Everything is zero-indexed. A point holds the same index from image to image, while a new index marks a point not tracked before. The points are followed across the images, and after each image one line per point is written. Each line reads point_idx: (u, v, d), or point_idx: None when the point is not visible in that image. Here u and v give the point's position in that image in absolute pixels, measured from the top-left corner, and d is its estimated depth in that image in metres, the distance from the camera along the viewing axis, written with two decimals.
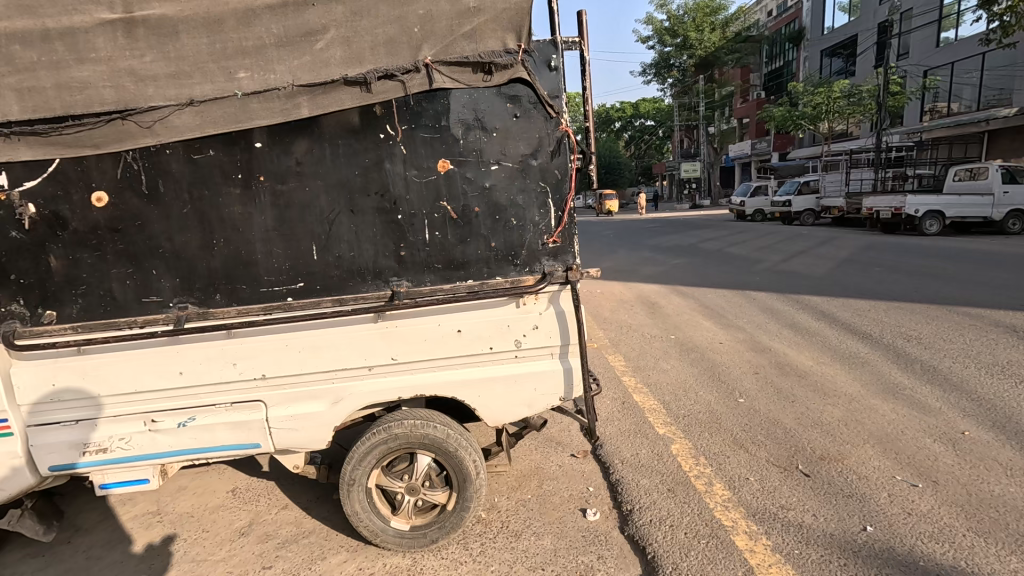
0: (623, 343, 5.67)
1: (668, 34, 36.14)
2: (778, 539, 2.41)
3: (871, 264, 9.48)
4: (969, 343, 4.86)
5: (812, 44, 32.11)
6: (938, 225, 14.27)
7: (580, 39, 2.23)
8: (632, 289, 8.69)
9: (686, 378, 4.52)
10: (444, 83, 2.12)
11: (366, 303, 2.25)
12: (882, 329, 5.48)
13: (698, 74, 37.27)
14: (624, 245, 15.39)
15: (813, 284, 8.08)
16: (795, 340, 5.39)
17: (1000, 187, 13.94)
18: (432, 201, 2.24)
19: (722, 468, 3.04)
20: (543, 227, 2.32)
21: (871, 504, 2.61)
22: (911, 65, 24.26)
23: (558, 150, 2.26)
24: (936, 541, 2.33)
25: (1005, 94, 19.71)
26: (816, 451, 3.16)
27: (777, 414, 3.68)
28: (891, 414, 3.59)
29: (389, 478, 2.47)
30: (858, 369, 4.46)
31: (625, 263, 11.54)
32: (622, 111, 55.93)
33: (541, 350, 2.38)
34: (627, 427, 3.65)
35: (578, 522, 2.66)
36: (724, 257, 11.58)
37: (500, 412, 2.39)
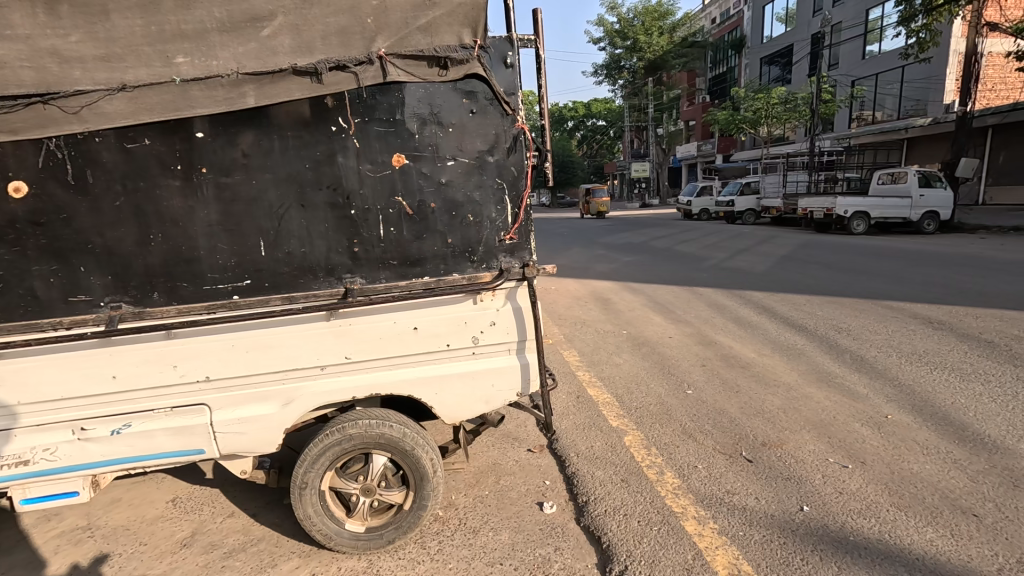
0: (578, 339, 5.79)
1: (619, 36, 37.21)
2: (724, 522, 2.53)
3: (806, 261, 10.07)
4: (892, 334, 5.27)
5: (752, 52, 33.79)
6: (864, 225, 15.37)
7: (535, 37, 2.25)
8: (586, 285, 8.89)
9: (638, 372, 4.67)
10: (398, 77, 2.08)
11: (318, 300, 2.18)
12: (816, 322, 5.86)
13: (647, 76, 38.48)
14: (577, 242, 15.68)
15: (754, 280, 8.52)
16: (738, 333, 5.67)
17: (918, 190, 15.14)
18: (387, 197, 2.20)
19: (672, 457, 3.16)
20: (500, 223, 2.32)
21: (808, 485, 2.79)
22: (841, 75, 25.93)
23: (514, 146, 2.27)
24: (864, 516, 2.52)
25: (921, 104, 21.31)
26: (758, 438, 3.34)
27: (722, 404, 3.87)
28: (824, 401, 3.84)
29: (343, 480, 2.41)
30: (795, 360, 4.75)
31: (580, 260, 11.78)
32: (575, 110, 57.00)
33: (498, 347, 2.39)
34: (582, 421, 3.73)
35: (534, 515, 2.70)
36: (673, 254, 12.01)
37: (457, 409, 2.38)
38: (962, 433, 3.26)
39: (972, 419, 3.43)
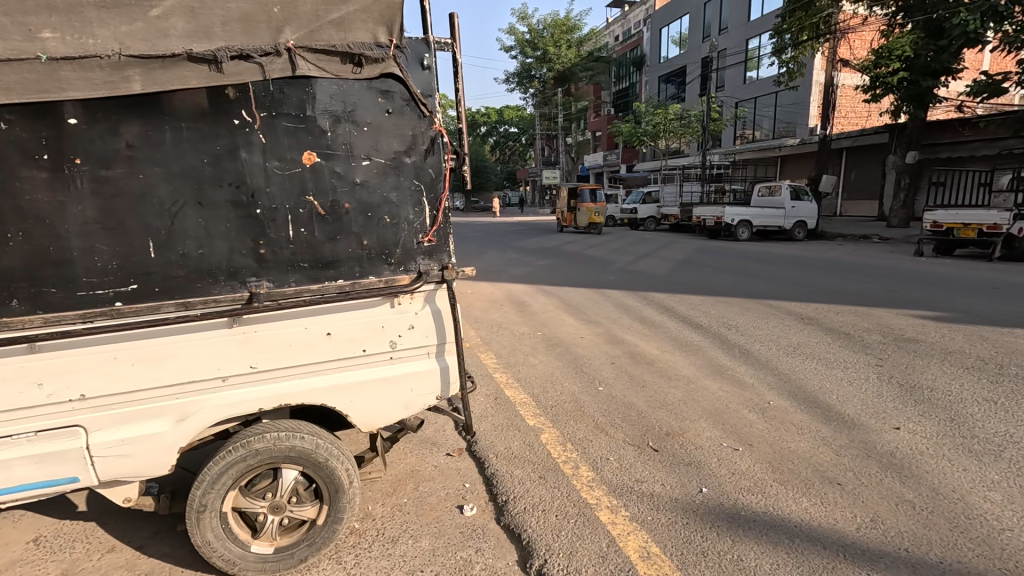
0: (495, 341, 5.87)
1: (529, 47, 38.64)
2: (634, 509, 2.69)
3: (701, 265, 11.00)
4: (772, 329, 5.91)
5: (651, 70, 36.41)
6: (748, 232, 17.09)
7: (451, 41, 2.26)
8: (502, 288, 9.03)
9: (552, 371, 4.83)
10: (308, 71, 1.98)
11: (217, 306, 2.01)
12: (710, 320, 6.42)
13: (556, 87, 40.06)
14: (493, 246, 15.92)
15: (656, 282, 9.15)
16: (643, 331, 6.06)
17: (789, 203, 17.16)
18: (296, 196, 2.09)
19: (587, 452, 3.30)
20: (418, 225, 2.29)
21: (705, 469, 3.05)
22: (726, 96, 28.70)
23: (432, 148, 2.26)
24: (752, 492, 2.80)
25: (791, 126, 24.22)
26: (663, 428, 3.59)
27: (631, 399, 4.12)
28: (719, 391, 4.22)
29: (248, 499, 2.24)
30: (693, 355, 5.16)
31: (496, 263, 11.96)
32: (488, 116, 57.84)
33: (418, 350, 2.36)
34: (500, 422, 3.78)
35: (455, 519, 2.68)
36: (584, 258, 12.58)
37: (374, 416, 2.31)
38: (829, 413, 3.75)
39: (835, 400, 3.96)
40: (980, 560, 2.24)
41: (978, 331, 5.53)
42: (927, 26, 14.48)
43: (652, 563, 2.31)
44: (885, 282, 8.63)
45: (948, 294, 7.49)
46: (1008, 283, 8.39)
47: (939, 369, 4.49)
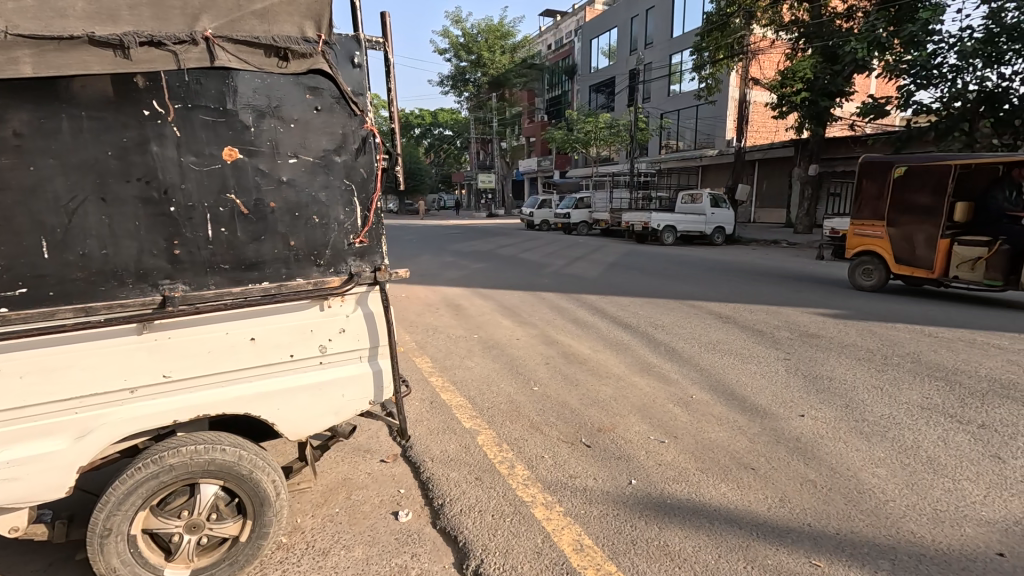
0: (430, 345, 5.79)
1: (463, 50, 38.93)
2: (568, 504, 2.77)
3: (631, 268, 11.48)
4: (695, 328, 6.28)
5: (581, 79, 37.61)
6: (672, 237, 18.10)
7: (383, 40, 2.23)
8: (437, 291, 8.96)
9: (488, 373, 4.85)
10: (229, 62, 1.88)
11: (125, 310, 1.86)
12: (639, 320, 6.71)
13: (490, 91, 40.41)
14: (428, 249, 15.75)
15: (588, 285, 9.44)
16: (577, 332, 6.22)
17: (709, 210, 18.36)
18: (216, 193, 1.98)
19: (522, 451, 3.35)
20: (349, 226, 2.23)
21: (635, 462, 3.19)
22: (652, 107, 30.24)
23: (363, 148, 2.20)
24: (676, 481, 2.97)
25: (710, 138, 26.03)
26: (595, 425, 3.72)
27: (564, 397, 4.23)
28: (646, 387, 4.43)
29: (161, 518, 2.08)
30: (623, 354, 5.37)
31: (431, 267, 11.85)
32: (422, 118, 57.27)
33: (349, 355, 2.29)
34: (436, 425, 3.75)
35: (389, 525, 2.63)
36: (519, 262, 12.77)
37: (302, 423, 2.22)
38: (743, 403, 4.05)
39: (747, 391, 4.29)
40: (870, 529, 2.50)
41: (869, 326, 6.19)
42: (825, 51, 15.95)
43: (585, 555, 2.38)
44: (791, 283, 9.45)
45: (845, 294, 8.32)
46: (893, 283, 9.43)
47: (837, 360, 4.99)
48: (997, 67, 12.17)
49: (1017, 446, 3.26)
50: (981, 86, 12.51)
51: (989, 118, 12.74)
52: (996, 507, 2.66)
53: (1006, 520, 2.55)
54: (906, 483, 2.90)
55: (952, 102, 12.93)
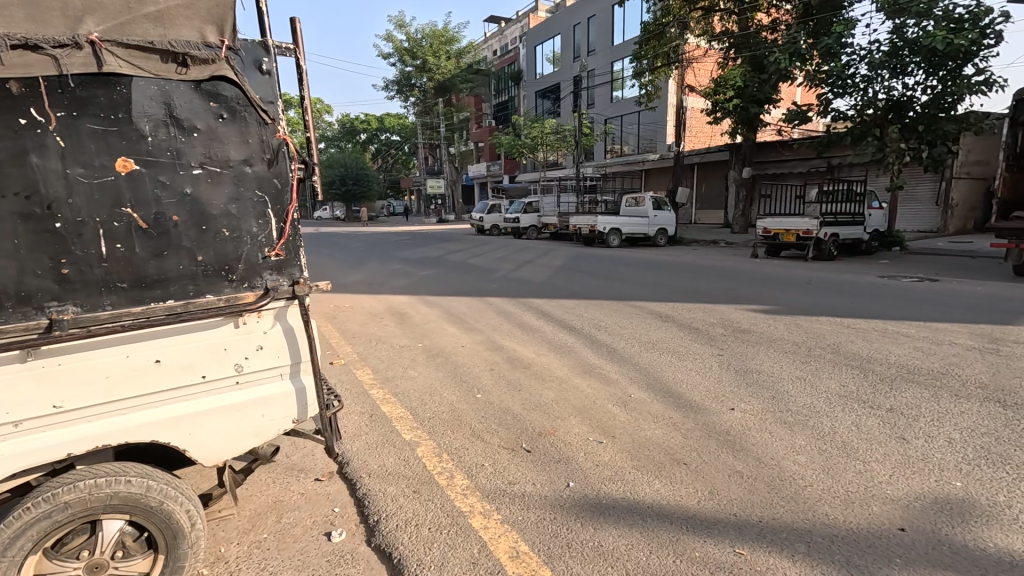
0: (372, 356, 5.66)
1: (408, 55, 38.69)
2: (506, 512, 2.76)
3: (577, 271, 11.69)
4: (636, 328, 6.46)
5: (527, 85, 38.05)
6: (618, 239, 18.61)
7: (294, 46, 2.17)
8: (383, 300, 8.78)
9: (431, 382, 4.79)
10: (119, 67, 1.78)
11: (4, 337, 1.70)
12: (584, 322, 6.82)
13: (437, 96, 40.28)
14: (375, 257, 15.43)
15: (536, 288, 9.52)
16: (522, 337, 6.25)
17: (652, 212, 19.00)
18: (110, 207, 1.85)
19: (462, 460, 3.32)
20: (263, 238, 2.14)
21: (573, 464, 3.24)
22: (596, 113, 31.01)
23: (276, 158, 2.13)
24: (612, 480, 3.03)
25: (652, 142, 26.98)
26: (536, 429, 3.75)
27: (507, 403, 4.23)
28: (588, 389, 4.51)
29: (57, 562, 1.90)
30: (566, 356, 5.44)
31: (377, 275, 11.61)
32: (367, 123, 56.28)
33: (268, 373, 2.20)
34: (375, 440, 3.65)
35: (320, 547, 2.54)
36: (467, 267, 12.72)
37: (218, 448, 2.10)
38: (678, 400, 4.20)
39: (683, 388, 4.45)
40: (789, 514, 2.64)
41: (795, 321, 6.56)
42: (752, 61, 16.88)
43: (520, 562, 2.39)
44: (727, 281, 9.90)
45: (775, 290, 8.79)
46: (819, 279, 10.07)
47: (766, 354, 5.26)
48: (901, 77, 13.23)
49: (920, 427, 3.54)
50: (890, 95, 13.55)
51: (897, 125, 13.86)
52: (900, 485, 2.88)
53: (908, 497, 2.76)
54: (823, 468, 3.08)
55: (865, 110, 13.91)
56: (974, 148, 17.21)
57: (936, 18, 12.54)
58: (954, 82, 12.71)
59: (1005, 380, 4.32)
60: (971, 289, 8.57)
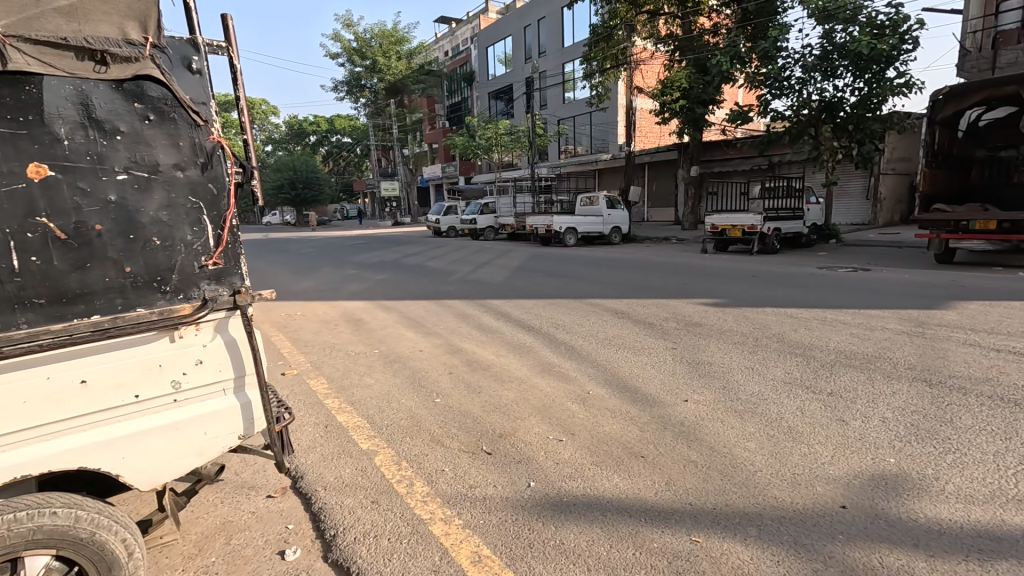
0: (326, 365, 5.49)
1: (357, 55, 38.03)
2: (467, 516, 2.74)
3: (535, 271, 11.78)
4: (593, 325, 6.56)
5: (479, 86, 38.03)
6: (573, 238, 18.88)
7: (227, 44, 2.09)
8: (337, 306, 8.56)
9: (389, 389, 4.69)
10: (28, 65, 1.65)
11: None
12: (542, 322, 6.87)
13: (389, 97, 39.71)
14: (329, 262, 15.03)
15: (494, 289, 9.52)
16: (481, 338, 6.23)
17: (606, 211, 19.38)
18: (21, 216, 1.70)
19: (421, 467, 3.27)
20: (199, 247, 2.03)
21: (534, 463, 3.24)
22: (549, 113, 31.36)
23: (210, 162, 2.03)
24: (572, 478, 3.06)
25: (605, 142, 27.56)
26: (496, 431, 3.73)
27: (467, 406, 4.20)
28: (546, 387, 4.54)
29: None
30: (525, 356, 5.46)
31: (331, 280, 11.31)
32: (317, 125, 54.82)
33: (209, 389, 2.08)
34: (330, 451, 3.54)
35: (273, 567, 2.43)
36: (425, 270, 12.58)
37: (155, 471, 1.97)
38: (635, 394, 4.29)
39: (639, 382, 4.56)
40: (741, 500, 2.74)
41: (743, 312, 6.83)
42: (696, 63, 17.48)
43: (482, 565, 2.37)
44: (679, 276, 10.21)
45: (723, 283, 9.15)
46: (764, 272, 10.55)
47: (716, 346, 5.45)
48: (832, 79, 14.01)
49: (857, 409, 3.76)
50: (823, 96, 14.35)
51: (829, 124, 14.70)
52: (840, 464, 3.04)
53: (848, 475, 2.92)
54: (771, 452, 3.22)
55: (800, 110, 14.66)
56: (898, 146, 18.49)
57: (861, 24, 13.39)
58: (878, 84, 13.59)
59: (931, 361, 4.64)
60: (899, 277, 9.20)
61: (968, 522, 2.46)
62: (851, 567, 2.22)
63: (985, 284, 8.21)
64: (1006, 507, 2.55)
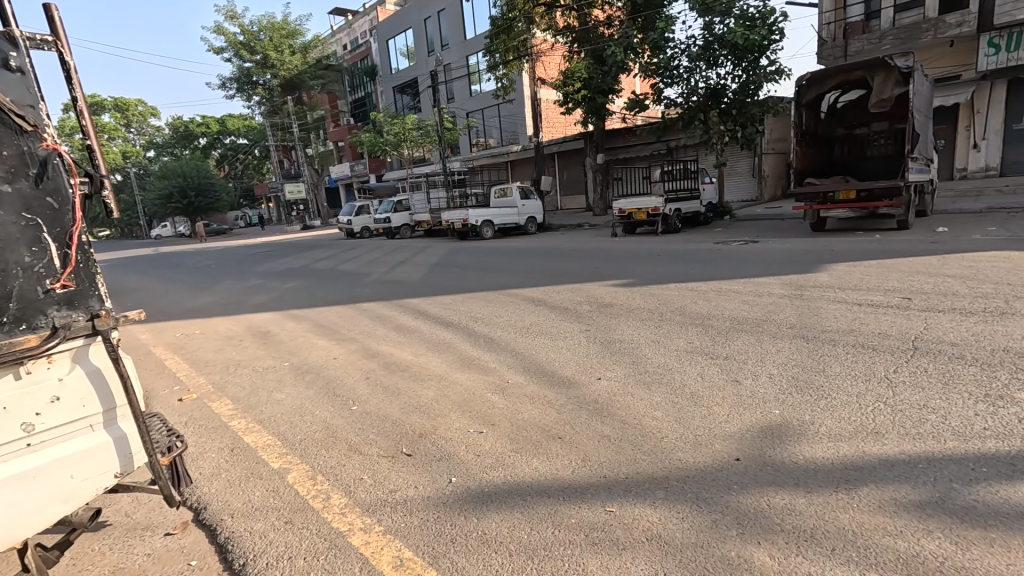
0: (230, 384, 5.10)
1: (245, 49, 35.34)
2: (387, 521, 2.68)
3: (452, 266, 11.72)
4: (511, 315, 6.65)
5: (383, 81, 36.86)
6: (490, 230, 18.98)
7: (55, 37, 1.87)
8: (241, 320, 7.97)
9: (301, 402, 4.45)
10: None
11: None
12: (461, 316, 6.85)
13: (285, 94, 37.42)
14: (230, 273, 13.94)
15: (411, 288, 9.35)
16: (399, 339, 6.09)
17: (520, 202, 19.62)
18: None
19: (339, 478, 3.15)
20: (41, 269, 1.81)
21: (455, 459, 3.24)
22: (457, 107, 31.17)
23: (46, 172, 1.82)
24: (494, 468, 3.09)
25: (514, 135, 27.93)
26: (416, 431, 3.68)
27: (386, 409, 4.10)
28: (466, 381, 4.55)
29: None
30: (444, 353, 5.41)
31: (233, 293, 10.51)
32: (206, 126, 50.46)
33: (73, 426, 1.88)
34: (237, 475, 3.31)
35: None
36: (337, 274, 12.05)
37: (11, 529, 1.72)
38: (552, 378, 4.41)
39: (556, 365, 4.69)
40: (649, 466, 2.92)
41: (650, 290, 7.24)
42: (594, 54, 18.08)
43: (404, 569, 2.33)
44: (591, 260, 10.60)
45: (632, 264, 9.65)
46: (668, 250, 11.23)
47: (626, 324, 5.73)
48: (715, 68, 15.12)
49: (748, 369, 4.13)
50: (709, 83, 15.43)
51: (716, 110, 15.84)
52: (734, 421, 3.33)
53: (741, 430, 3.20)
54: (675, 418, 3.45)
55: (690, 97, 15.68)
56: (775, 128, 20.42)
57: (735, 16, 14.55)
58: (754, 72, 14.87)
59: (807, 318, 5.21)
60: (783, 246, 10.19)
61: (838, 457, 2.79)
62: (745, 513, 2.44)
63: (850, 247, 9.32)
64: (867, 440, 2.92)
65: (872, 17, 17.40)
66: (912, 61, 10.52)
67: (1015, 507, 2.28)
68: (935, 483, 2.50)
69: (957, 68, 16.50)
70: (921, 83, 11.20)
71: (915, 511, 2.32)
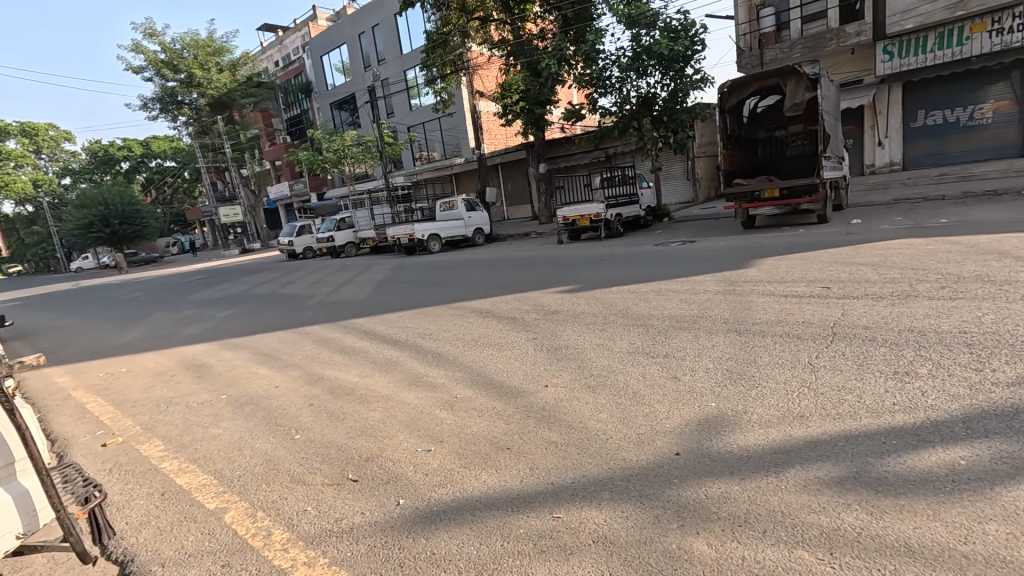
0: (161, 424, 4.78)
1: (167, 67, 33.47)
2: (333, 552, 2.59)
3: (399, 282, 11.56)
4: (459, 328, 6.62)
5: (320, 97, 36.07)
6: (437, 243, 18.87)
7: None
8: (173, 354, 7.50)
9: (240, 435, 4.24)
10: None
11: None
12: (408, 333, 6.75)
13: (214, 114, 35.81)
14: (161, 304, 13.10)
15: (357, 308, 9.13)
16: (344, 362, 5.93)
17: (466, 213, 19.61)
18: None
19: (281, 512, 3.02)
20: None
21: (403, 480, 3.18)
22: (398, 121, 30.92)
23: None
24: (442, 485, 3.06)
25: (457, 147, 28.00)
26: (362, 455, 3.59)
27: (330, 435, 3.97)
28: (413, 400, 4.48)
29: None
30: (391, 372, 5.30)
31: (164, 326, 9.88)
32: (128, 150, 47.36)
33: None
34: (169, 520, 3.10)
35: None
36: (279, 298, 11.60)
37: None
38: (501, 389, 4.43)
39: (504, 376, 4.71)
40: (595, 468, 2.98)
41: (594, 294, 7.42)
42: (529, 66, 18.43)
43: None
44: (538, 268, 10.73)
45: (577, 270, 9.85)
46: (612, 254, 11.55)
47: (572, 329, 5.84)
48: (644, 78, 15.79)
49: (686, 365, 4.31)
50: (640, 92, 16.09)
51: (648, 117, 16.51)
52: (674, 417, 3.45)
53: (681, 425, 3.32)
54: (620, 419, 3.54)
55: (623, 106, 16.28)
56: (703, 132, 21.51)
57: (660, 29, 15.26)
58: (680, 80, 15.64)
59: (739, 312, 5.49)
60: (717, 245, 10.71)
61: (768, 442, 2.95)
62: (686, 506, 2.53)
63: (777, 242, 9.93)
64: (794, 424, 3.10)
65: (782, 27, 18.73)
66: (818, 68, 11.38)
67: (921, 473, 2.50)
68: (852, 458, 2.69)
69: (859, 73, 18.01)
70: (827, 88, 12.13)
71: (836, 487, 2.49)
